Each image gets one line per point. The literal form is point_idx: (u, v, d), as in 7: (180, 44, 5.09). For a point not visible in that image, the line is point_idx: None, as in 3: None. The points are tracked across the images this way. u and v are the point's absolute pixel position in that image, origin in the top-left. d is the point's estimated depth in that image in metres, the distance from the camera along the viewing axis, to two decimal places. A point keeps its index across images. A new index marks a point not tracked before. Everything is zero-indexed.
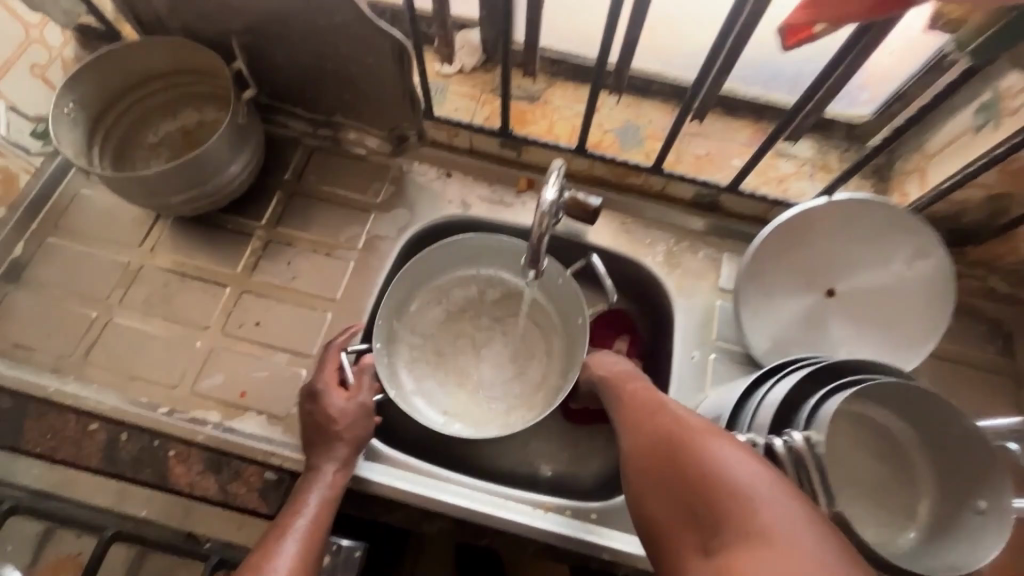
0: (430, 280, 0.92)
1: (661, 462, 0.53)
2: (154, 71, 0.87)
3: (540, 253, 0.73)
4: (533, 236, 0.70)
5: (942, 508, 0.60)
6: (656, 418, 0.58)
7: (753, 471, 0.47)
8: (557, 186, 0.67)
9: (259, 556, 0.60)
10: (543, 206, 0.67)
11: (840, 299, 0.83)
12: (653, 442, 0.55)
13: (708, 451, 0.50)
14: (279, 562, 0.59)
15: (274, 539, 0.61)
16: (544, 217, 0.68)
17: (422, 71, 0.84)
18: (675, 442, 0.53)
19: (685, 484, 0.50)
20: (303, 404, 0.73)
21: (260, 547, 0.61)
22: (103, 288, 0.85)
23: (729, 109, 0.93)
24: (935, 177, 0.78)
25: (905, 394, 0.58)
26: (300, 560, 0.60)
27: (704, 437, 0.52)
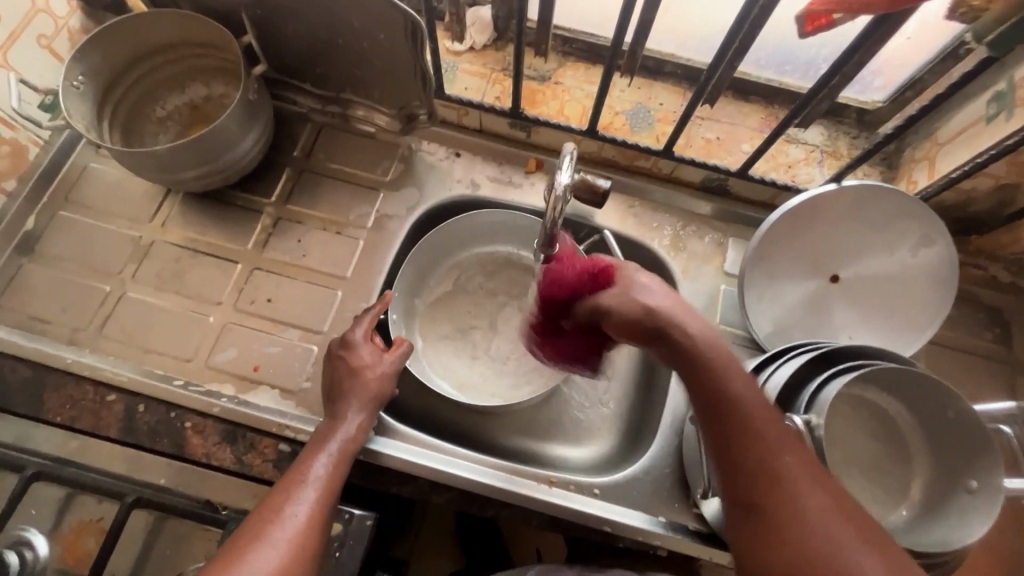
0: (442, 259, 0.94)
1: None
2: (161, 44, 0.86)
3: (553, 234, 0.73)
4: (546, 219, 0.70)
5: (934, 487, 0.62)
6: (789, 507, 0.48)
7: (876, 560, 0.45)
8: (572, 170, 0.67)
9: (280, 497, 0.64)
10: (556, 188, 0.67)
11: (843, 285, 0.84)
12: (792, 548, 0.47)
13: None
14: (299, 508, 0.63)
15: (293, 484, 0.65)
16: (556, 200, 0.68)
17: (433, 49, 0.83)
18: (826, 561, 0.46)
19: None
20: (335, 352, 0.78)
21: (279, 491, 0.65)
22: (116, 263, 0.86)
23: (741, 92, 0.93)
24: (945, 166, 0.78)
25: (905, 379, 0.60)
26: (320, 504, 0.64)
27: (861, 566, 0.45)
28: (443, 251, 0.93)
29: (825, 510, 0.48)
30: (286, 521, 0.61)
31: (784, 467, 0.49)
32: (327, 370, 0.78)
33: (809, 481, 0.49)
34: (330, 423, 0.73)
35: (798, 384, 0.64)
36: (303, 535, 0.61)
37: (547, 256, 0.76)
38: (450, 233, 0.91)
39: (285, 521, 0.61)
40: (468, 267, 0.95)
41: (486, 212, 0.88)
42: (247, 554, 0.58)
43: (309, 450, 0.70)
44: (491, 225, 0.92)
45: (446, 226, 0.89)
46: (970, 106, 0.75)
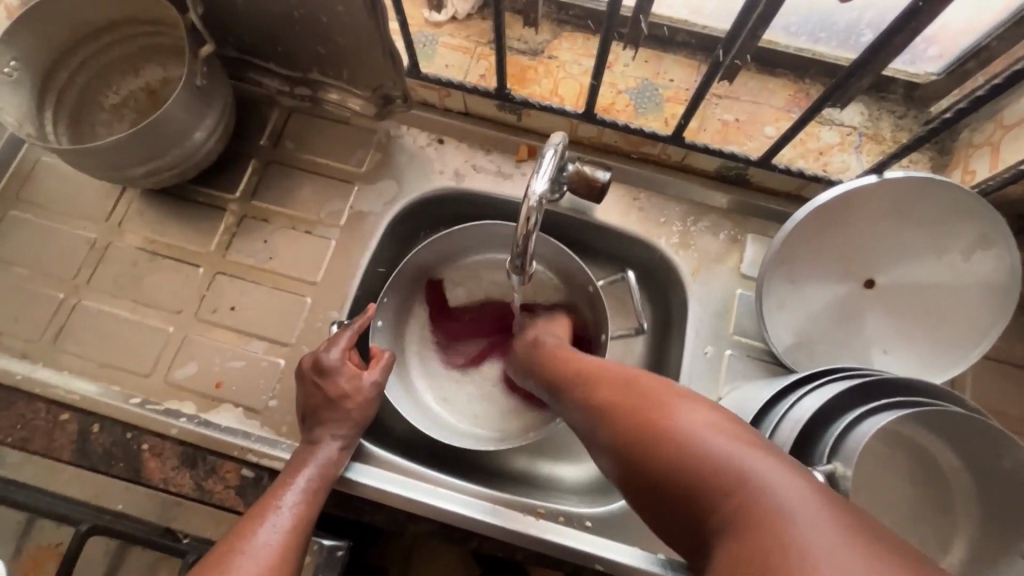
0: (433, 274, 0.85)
1: (640, 452, 0.43)
2: (105, 22, 0.77)
3: (528, 256, 0.64)
4: (518, 234, 0.61)
5: (982, 548, 0.53)
6: (632, 415, 0.46)
7: (731, 439, 0.40)
8: (548, 179, 0.59)
9: (248, 522, 0.55)
10: (531, 198, 0.58)
11: (879, 292, 0.73)
12: (624, 429, 0.46)
13: (691, 437, 0.41)
14: (268, 537, 0.54)
15: (265, 511, 0.57)
16: (531, 211, 0.59)
17: (404, 23, 0.73)
18: (648, 419, 0.44)
19: (676, 478, 0.40)
20: (308, 377, 0.68)
21: (243, 519, 0.56)
22: (71, 267, 0.79)
23: (766, 65, 0.80)
24: (1009, 155, 0.65)
25: (962, 426, 0.50)
26: (294, 533, 0.56)
27: (696, 433, 0.41)
28: (434, 259, 0.83)
29: (648, 386, 0.48)
30: (256, 550, 0.53)
31: (617, 375, 0.52)
32: (300, 394, 0.68)
33: (635, 375, 0.50)
34: (306, 449, 0.65)
35: (828, 418, 0.54)
36: (274, 565, 0.52)
37: (520, 279, 0.68)
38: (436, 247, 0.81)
39: (255, 550, 0.52)
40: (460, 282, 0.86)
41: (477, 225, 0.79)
42: None
43: (283, 475, 0.62)
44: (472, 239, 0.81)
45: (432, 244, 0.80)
46: None
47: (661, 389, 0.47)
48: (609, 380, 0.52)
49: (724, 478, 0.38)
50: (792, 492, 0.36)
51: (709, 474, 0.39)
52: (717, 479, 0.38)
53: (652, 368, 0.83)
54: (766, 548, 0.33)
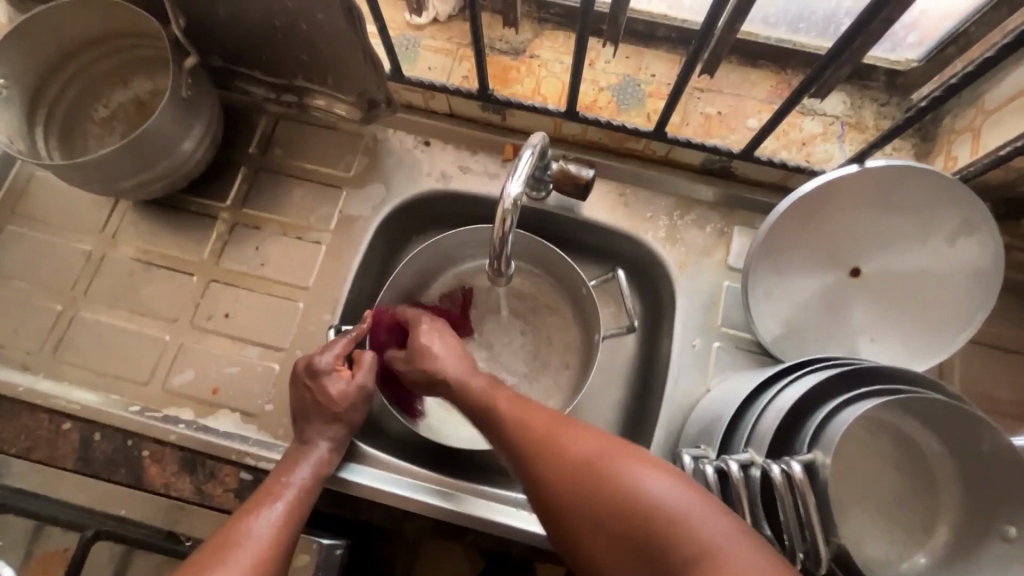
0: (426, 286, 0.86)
1: (587, 505, 0.46)
2: (90, 37, 0.78)
3: (504, 258, 0.64)
4: (494, 235, 0.61)
5: (963, 531, 0.54)
6: (564, 465, 0.49)
7: (659, 479, 0.45)
8: (523, 181, 0.59)
9: (242, 518, 0.57)
10: (505, 201, 0.59)
11: (864, 281, 0.73)
12: (568, 485, 0.48)
13: (634, 490, 0.45)
14: (260, 531, 0.56)
15: (259, 505, 0.59)
16: (506, 214, 0.59)
17: (383, 28, 0.73)
18: (592, 475, 0.47)
19: (623, 529, 0.44)
20: (301, 379, 0.68)
21: (236, 514, 0.58)
22: (68, 279, 0.81)
23: (746, 56, 0.80)
24: (990, 140, 0.65)
25: (938, 412, 0.51)
26: (286, 527, 0.57)
27: (628, 477, 0.45)
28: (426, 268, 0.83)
29: (582, 441, 0.50)
30: (250, 543, 0.55)
31: (548, 424, 0.52)
32: (293, 396, 0.69)
33: (561, 422, 0.52)
34: (299, 448, 0.66)
35: (808, 407, 0.55)
36: (265, 560, 0.54)
37: (499, 280, 0.68)
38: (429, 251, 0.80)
39: (251, 543, 0.55)
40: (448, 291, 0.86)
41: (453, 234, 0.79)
42: None
43: (278, 474, 0.63)
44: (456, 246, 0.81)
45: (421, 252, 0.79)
46: None
47: (591, 441, 0.49)
48: (543, 428, 0.52)
49: (667, 525, 0.42)
50: (718, 529, 0.41)
51: (652, 524, 0.43)
52: (662, 526, 0.43)
53: (644, 361, 0.83)
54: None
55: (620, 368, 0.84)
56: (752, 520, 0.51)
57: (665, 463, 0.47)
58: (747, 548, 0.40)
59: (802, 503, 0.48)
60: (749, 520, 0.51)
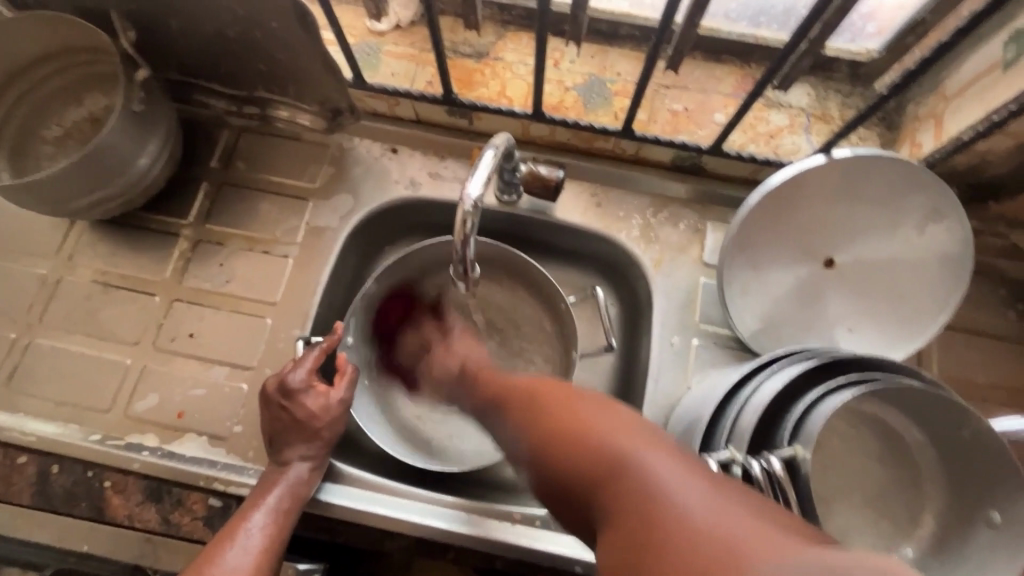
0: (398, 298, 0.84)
1: (544, 449, 0.44)
2: (39, 53, 0.76)
3: (468, 262, 0.63)
4: (456, 238, 0.60)
5: (949, 520, 0.53)
6: (534, 411, 0.48)
7: (615, 420, 0.42)
8: (485, 182, 0.58)
9: (216, 548, 0.55)
10: (466, 202, 0.57)
11: (838, 271, 0.73)
12: (534, 429, 0.46)
13: (589, 429, 0.42)
14: (237, 561, 0.54)
15: (235, 533, 0.56)
16: (468, 215, 0.58)
17: (340, 35, 0.72)
18: (555, 416, 0.45)
19: (577, 467, 0.41)
20: (273, 400, 0.64)
21: (211, 544, 0.55)
22: (21, 305, 0.77)
23: (710, 52, 0.80)
24: (952, 125, 0.65)
25: (919, 401, 0.50)
26: (265, 554, 0.56)
27: (587, 417, 0.43)
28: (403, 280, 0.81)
29: (559, 390, 0.48)
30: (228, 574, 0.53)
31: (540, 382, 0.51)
32: (266, 418, 0.65)
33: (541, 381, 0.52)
34: (276, 470, 0.63)
35: (787, 401, 0.54)
36: None
37: (466, 286, 0.67)
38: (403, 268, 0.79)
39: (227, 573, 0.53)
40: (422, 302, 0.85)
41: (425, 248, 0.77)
42: None
43: (252, 496, 0.61)
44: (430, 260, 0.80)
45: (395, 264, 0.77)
46: (985, 50, 0.62)
47: (567, 392, 0.48)
48: (525, 386, 0.52)
49: (610, 465, 0.39)
50: (668, 470, 0.37)
51: (597, 463, 0.40)
52: (606, 465, 0.39)
53: (624, 362, 0.82)
54: (654, 521, 0.34)
55: (601, 368, 0.83)
56: None
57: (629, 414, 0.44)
58: (693, 484, 0.35)
59: (783, 500, 0.48)
60: None
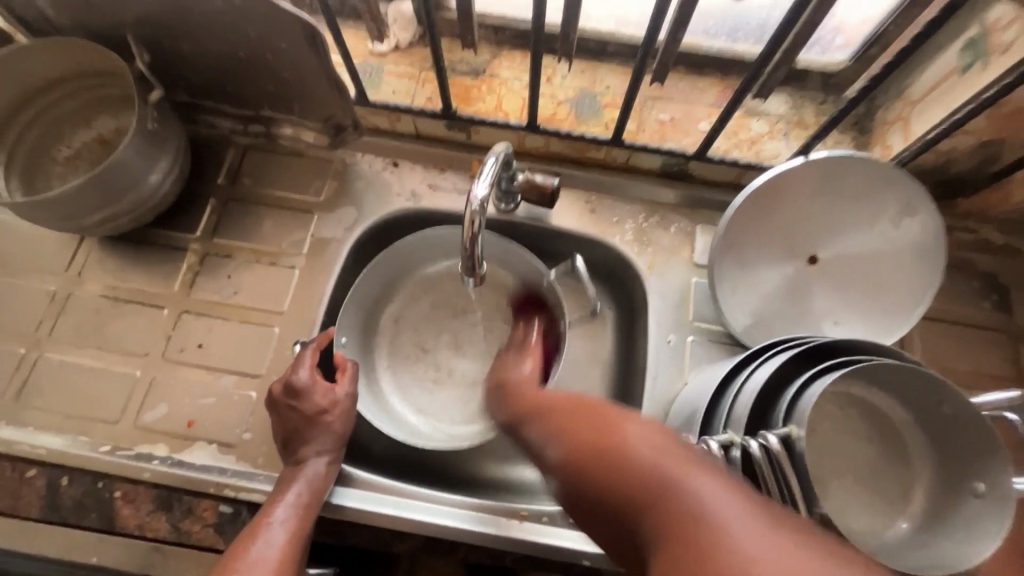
0: (390, 297, 0.88)
1: (582, 469, 0.42)
2: (52, 77, 0.79)
3: (475, 257, 0.65)
4: (464, 237, 0.63)
5: (939, 495, 0.56)
6: (571, 428, 0.46)
7: (661, 441, 0.40)
8: (489, 183, 0.61)
9: (242, 543, 0.57)
10: (473, 202, 0.60)
11: (822, 267, 0.77)
12: (570, 447, 0.44)
13: (631, 450, 0.40)
14: (264, 552, 0.56)
15: (258, 528, 0.58)
16: (474, 214, 0.61)
17: (345, 55, 0.76)
18: (593, 434, 0.43)
19: (619, 490, 0.39)
20: (283, 404, 0.67)
21: (237, 541, 0.57)
22: (30, 321, 0.78)
23: (693, 66, 0.85)
24: (918, 127, 0.70)
25: (902, 377, 0.54)
26: (291, 545, 0.58)
27: (628, 435, 0.41)
28: (392, 275, 0.86)
29: (596, 405, 0.47)
30: (258, 563, 0.54)
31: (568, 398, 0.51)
32: (277, 422, 0.68)
33: (577, 396, 0.50)
34: (292, 469, 0.65)
35: (779, 385, 0.57)
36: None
37: (474, 282, 0.69)
38: (392, 262, 0.84)
39: (256, 562, 0.55)
40: (415, 305, 0.89)
41: (412, 238, 0.81)
42: None
43: (272, 495, 0.63)
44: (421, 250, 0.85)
45: (386, 258, 0.82)
46: (944, 57, 0.67)
47: (603, 407, 0.46)
48: (562, 402, 0.51)
49: (653, 488, 0.37)
50: (719, 497, 0.35)
51: (640, 485, 0.38)
52: (650, 489, 0.37)
53: (622, 362, 0.85)
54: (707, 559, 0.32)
55: (601, 369, 0.86)
56: None
57: (674, 433, 0.42)
58: (750, 513, 0.33)
59: (780, 475, 0.50)
60: None
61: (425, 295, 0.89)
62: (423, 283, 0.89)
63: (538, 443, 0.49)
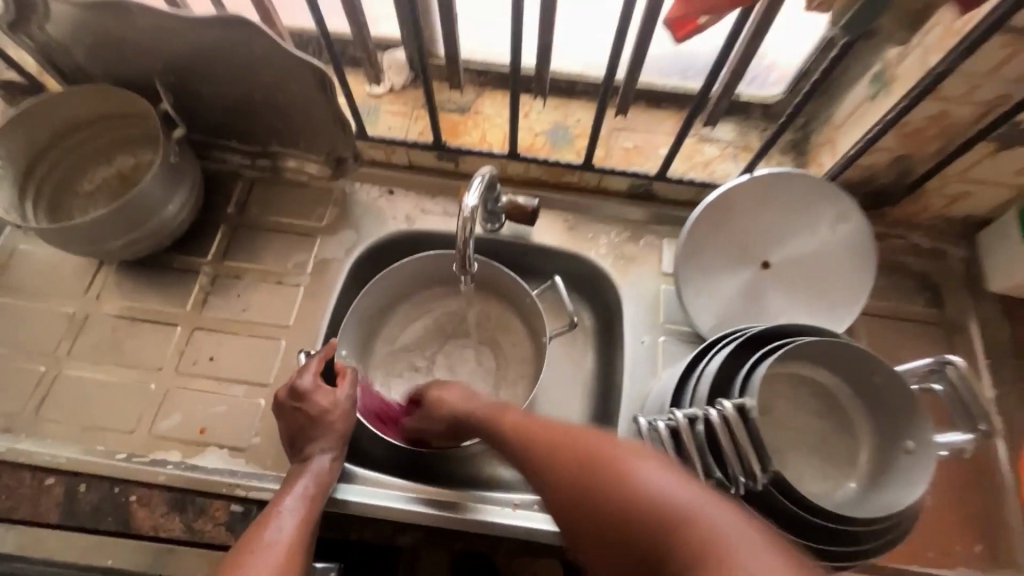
0: (387, 318, 0.95)
1: (600, 515, 0.46)
2: (81, 120, 0.88)
3: (467, 257, 0.74)
4: (457, 241, 0.71)
5: (879, 454, 0.64)
6: (581, 471, 0.49)
7: (671, 484, 0.45)
8: (478, 194, 0.70)
9: (255, 528, 0.62)
10: (465, 211, 0.69)
11: (773, 271, 0.86)
12: (584, 491, 0.48)
13: (646, 497, 0.44)
14: (275, 535, 0.60)
15: (269, 515, 0.63)
16: (466, 221, 0.70)
17: (348, 97, 0.86)
18: (606, 479, 0.47)
19: (641, 536, 0.43)
20: (287, 405, 0.72)
21: (250, 528, 0.62)
22: (50, 341, 0.84)
23: (652, 101, 0.97)
24: (843, 145, 0.82)
25: (835, 351, 0.62)
26: (299, 530, 0.62)
27: (643, 479, 0.46)
28: (389, 297, 0.92)
29: (600, 445, 0.50)
30: (270, 544, 0.59)
31: (562, 434, 0.54)
32: (284, 424, 0.73)
33: (575, 433, 0.53)
34: (299, 466, 0.70)
35: (734, 365, 0.65)
36: (286, 555, 0.59)
37: (466, 280, 0.77)
38: (388, 286, 0.91)
39: (268, 543, 0.59)
40: (411, 323, 0.96)
41: (408, 264, 0.88)
42: None
43: (281, 488, 0.67)
44: (416, 275, 0.92)
45: (383, 281, 0.89)
46: (858, 87, 0.80)
47: (608, 447, 0.50)
48: (563, 439, 0.53)
49: (672, 531, 0.42)
50: (733, 535, 0.40)
51: (661, 531, 0.43)
52: (669, 535, 0.42)
53: (602, 365, 0.93)
54: None
55: (585, 372, 0.93)
56: (702, 463, 0.59)
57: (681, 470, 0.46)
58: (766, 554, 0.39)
59: (737, 439, 0.58)
60: (700, 464, 0.59)
61: (420, 314, 0.96)
62: (418, 303, 0.96)
63: (546, 484, 0.52)
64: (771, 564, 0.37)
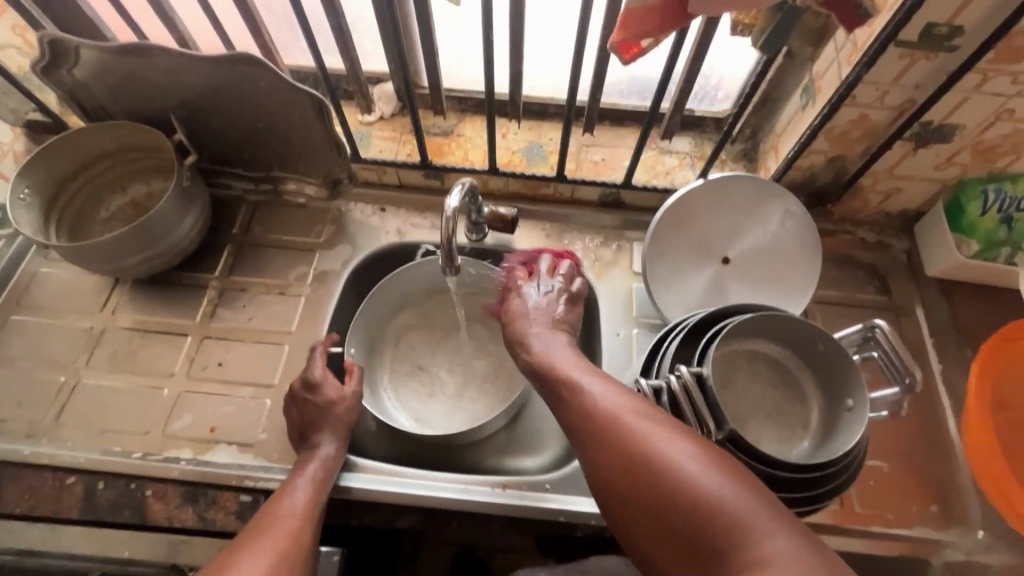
0: (389, 324, 1.03)
1: (632, 488, 0.54)
2: (100, 153, 0.97)
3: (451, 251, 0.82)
4: (442, 241, 0.80)
5: (827, 414, 0.72)
6: (617, 443, 0.57)
7: (699, 465, 0.52)
8: (459, 198, 0.79)
9: (272, 503, 0.68)
10: (448, 211, 0.78)
11: (733, 266, 0.95)
12: (618, 465, 0.55)
13: (678, 477, 0.52)
14: (290, 510, 0.67)
15: (282, 493, 0.70)
16: (448, 222, 0.78)
17: (343, 124, 0.96)
18: (637, 458, 0.54)
19: (668, 509, 0.51)
20: (300, 395, 0.79)
21: (265, 503, 0.69)
22: (69, 354, 0.90)
23: (616, 119, 1.08)
24: (785, 150, 0.92)
25: (779, 324, 0.71)
26: (310, 506, 0.69)
27: (673, 458, 0.53)
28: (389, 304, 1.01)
29: (635, 425, 0.57)
30: (285, 517, 0.66)
31: (601, 407, 0.61)
32: (294, 413, 0.79)
33: (612, 409, 0.60)
34: (308, 452, 0.76)
35: (693, 342, 0.73)
36: (299, 525, 0.66)
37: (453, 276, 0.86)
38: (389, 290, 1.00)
39: (283, 516, 0.66)
40: (410, 327, 1.04)
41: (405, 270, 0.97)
42: (246, 547, 0.62)
43: (293, 470, 0.74)
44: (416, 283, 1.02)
45: (385, 286, 0.99)
46: (793, 98, 0.91)
47: (641, 425, 0.57)
48: (597, 413, 0.61)
49: (700, 509, 0.50)
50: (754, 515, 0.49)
51: (687, 507, 0.51)
52: (694, 509, 0.50)
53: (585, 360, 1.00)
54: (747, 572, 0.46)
55: None
56: None
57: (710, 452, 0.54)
58: (779, 534, 0.48)
59: (695, 402, 0.65)
60: None
61: (418, 319, 1.05)
62: (415, 308, 1.05)
63: (583, 451, 0.60)
64: (780, 542, 0.47)
